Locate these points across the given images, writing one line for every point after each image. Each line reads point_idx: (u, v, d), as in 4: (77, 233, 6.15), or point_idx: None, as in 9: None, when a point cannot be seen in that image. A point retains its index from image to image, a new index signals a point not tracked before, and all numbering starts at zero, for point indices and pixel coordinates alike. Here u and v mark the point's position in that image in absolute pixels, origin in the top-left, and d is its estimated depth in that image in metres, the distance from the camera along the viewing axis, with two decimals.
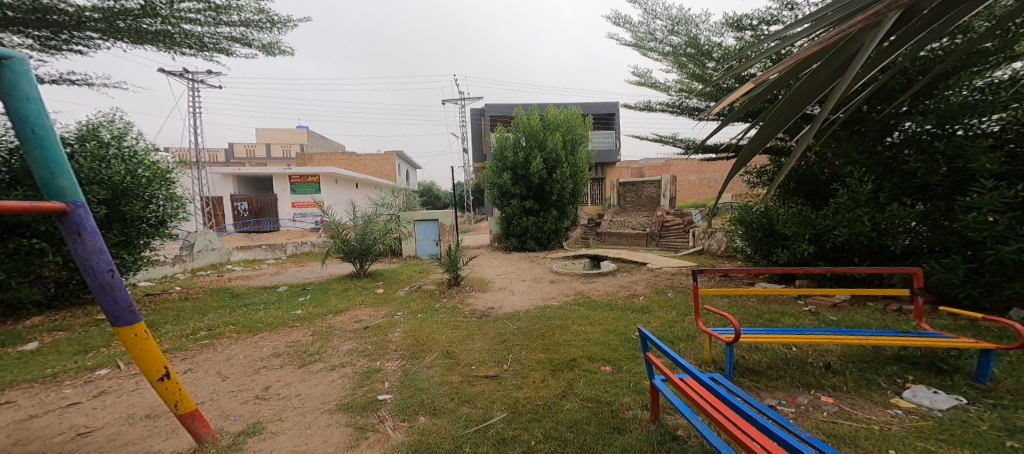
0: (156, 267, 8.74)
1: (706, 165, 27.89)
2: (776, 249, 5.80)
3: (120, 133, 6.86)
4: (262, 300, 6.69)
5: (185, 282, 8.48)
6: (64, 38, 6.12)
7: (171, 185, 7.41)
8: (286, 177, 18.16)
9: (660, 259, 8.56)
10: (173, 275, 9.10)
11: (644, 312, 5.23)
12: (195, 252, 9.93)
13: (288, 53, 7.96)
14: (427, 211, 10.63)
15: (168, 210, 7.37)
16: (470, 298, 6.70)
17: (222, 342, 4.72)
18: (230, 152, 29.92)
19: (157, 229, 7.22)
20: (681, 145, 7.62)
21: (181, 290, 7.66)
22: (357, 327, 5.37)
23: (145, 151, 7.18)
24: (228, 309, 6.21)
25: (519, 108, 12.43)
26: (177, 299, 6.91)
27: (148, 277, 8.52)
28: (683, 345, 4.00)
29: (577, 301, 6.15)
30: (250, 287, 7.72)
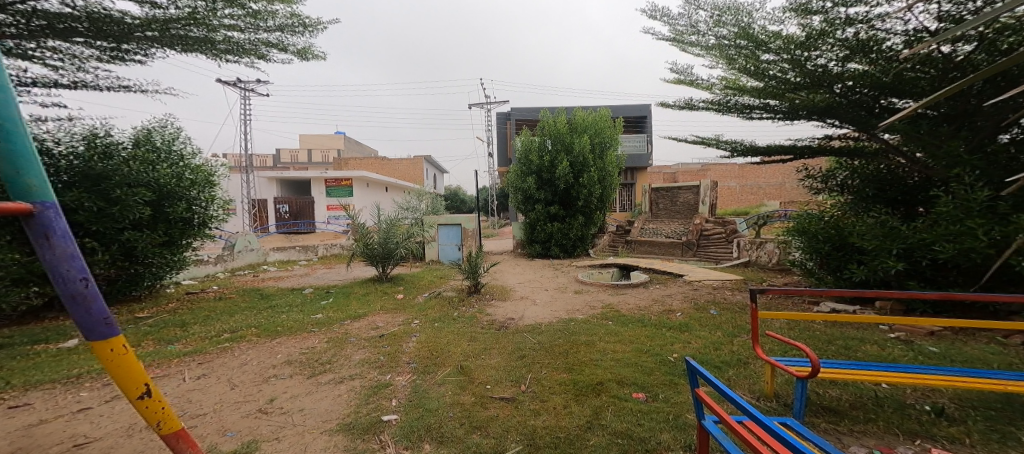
0: (198, 266, 9.01)
1: (747, 169, 26.29)
2: (847, 268, 5.14)
3: (175, 136, 7.09)
4: (287, 302, 6.67)
5: (224, 281, 8.69)
6: (127, 49, 6.45)
7: (213, 187, 7.58)
8: (322, 181, 18.64)
9: (698, 271, 7.90)
10: (215, 274, 9.35)
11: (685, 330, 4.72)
12: (236, 252, 10.19)
13: (324, 57, 8.03)
14: (451, 215, 10.47)
15: (210, 212, 7.53)
16: (489, 308, 6.37)
17: (240, 346, 4.63)
18: (273, 157, 31.35)
19: (199, 230, 7.38)
20: (727, 147, 6.98)
21: (217, 289, 7.82)
22: (373, 335, 5.18)
23: (191, 156, 7.32)
24: (254, 310, 6.20)
25: (545, 110, 12.10)
26: (211, 299, 7.03)
27: (190, 276, 8.80)
28: (734, 373, 3.50)
29: (605, 315, 5.68)
30: (278, 288, 7.78)
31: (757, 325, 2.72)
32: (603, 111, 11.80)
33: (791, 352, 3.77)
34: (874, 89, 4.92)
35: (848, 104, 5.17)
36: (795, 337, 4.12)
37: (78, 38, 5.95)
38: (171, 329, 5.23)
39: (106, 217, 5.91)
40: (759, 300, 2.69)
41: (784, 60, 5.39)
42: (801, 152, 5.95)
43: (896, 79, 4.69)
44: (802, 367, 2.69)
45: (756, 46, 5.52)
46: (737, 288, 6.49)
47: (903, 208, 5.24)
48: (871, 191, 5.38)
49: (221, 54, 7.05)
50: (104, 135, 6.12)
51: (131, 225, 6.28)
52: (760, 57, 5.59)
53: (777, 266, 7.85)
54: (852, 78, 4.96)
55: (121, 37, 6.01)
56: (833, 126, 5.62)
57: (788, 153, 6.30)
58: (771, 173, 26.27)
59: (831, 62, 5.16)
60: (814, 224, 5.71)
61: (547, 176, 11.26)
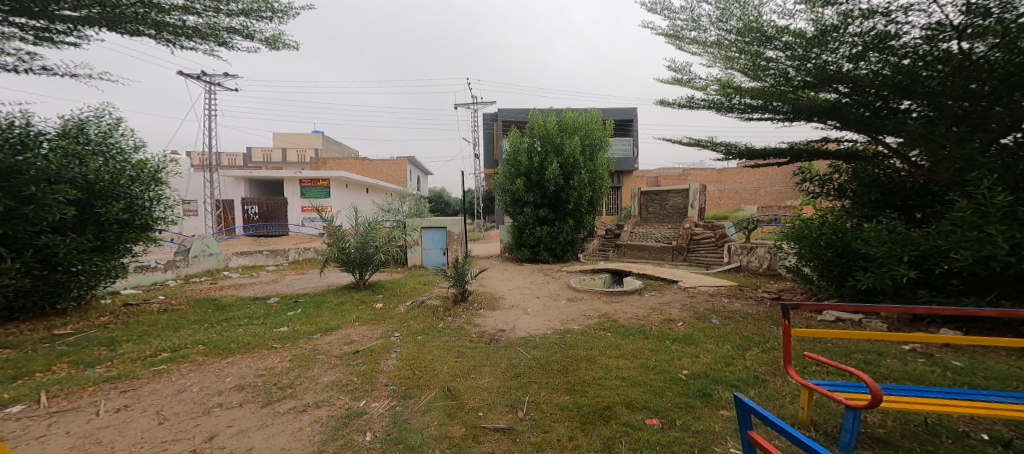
0: (144, 273, 8.15)
1: (727, 174, 26.82)
2: (852, 276, 4.92)
3: (114, 127, 6.36)
4: (246, 314, 6.00)
5: (173, 290, 7.84)
6: (61, 29, 5.70)
7: (160, 185, 6.83)
8: (296, 180, 17.69)
9: (693, 277, 7.64)
10: (164, 282, 8.49)
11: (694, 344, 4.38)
12: (190, 258, 9.32)
13: (295, 47, 7.37)
14: (436, 218, 9.89)
15: (154, 213, 6.75)
16: (477, 318, 5.87)
17: (181, 369, 4.01)
18: (246, 156, 29.82)
19: (143, 233, 6.60)
20: (720, 149, 6.77)
21: (164, 299, 7.03)
22: (346, 351, 4.62)
23: (134, 149, 6.59)
24: (207, 324, 5.50)
25: (534, 111, 11.72)
26: (156, 311, 6.24)
27: (134, 284, 7.93)
28: (755, 393, 3.16)
29: (602, 325, 5.29)
30: (240, 298, 7.05)
31: (790, 345, 2.29)
32: (592, 112, 11.49)
33: (811, 369, 3.43)
34: (883, 88, 4.72)
35: (854, 104, 5.05)
36: (815, 352, 3.80)
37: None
38: (96, 349, 4.55)
39: (16, 219, 5.02)
40: (792, 315, 2.26)
41: (791, 55, 5.18)
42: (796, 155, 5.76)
43: (908, 78, 4.57)
44: (856, 393, 2.27)
45: (762, 39, 5.29)
46: (735, 295, 6.22)
47: (910, 214, 5.02)
48: (870, 199, 5.14)
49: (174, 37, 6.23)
50: (23, 124, 5.33)
51: (51, 228, 5.45)
52: (764, 52, 5.37)
53: (767, 271, 7.68)
54: (861, 78, 4.79)
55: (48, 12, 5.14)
56: (833, 127, 5.43)
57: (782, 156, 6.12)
58: (752, 177, 26.77)
59: (841, 60, 4.94)
60: (815, 229, 5.48)
61: (536, 178, 10.86)
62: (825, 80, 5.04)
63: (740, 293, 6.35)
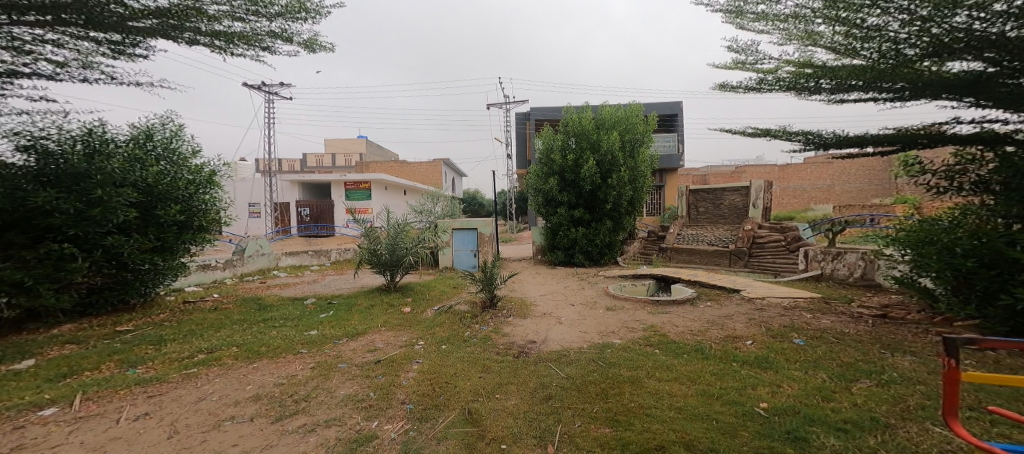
0: (206, 272, 8.46)
1: (790, 171, 24.73)
2: (1005, 292, 4.26)
3: (177, 134, 6.50)
4: (283, 315, 5.91)
5: (228, 288, 8.05)
6: (130, 42, 5.56)
7: (215, 187, 6.94)
8: (342, 184, 18.20)
9: (758, 286, 6.70)
10: (222, 280, 8.76)
11: (769, 371, 3.65)
12: (245, 257, 9.57)
13: (331, 50, 7.22)
14: (468, 219, 9.60)
15: (210, 214, 6.83)
16: (507, 327, 5.43)
17: (209, 373, 3.86)
18: (301, 161, 31.32)
19: (200, 233, 6.68)
20: (794, 138, 6.00)
21: (218, 297, 7.17)
22: (368, 359, 4.34)
23: (191, 154, 6.68)
24: (246, 324, 5.45)
25: (570, 107, 11.17)
26: (207, 308, 6.32)
27: (196, 282, 8.21)
28: (878, 443, 2.54)
29: (648, 340, 4.64)
30: (280, 297, 7.05)
31: (958, 392, 1.83)
32: (633, 106, 10.73)
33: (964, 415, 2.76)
34: None
35: (991, 79, 4.23)
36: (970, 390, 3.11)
37: (75, 32, 5.17)
38: (144, 347, 4.52)
39: (86, 221, 5.11)
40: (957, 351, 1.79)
41: (909, 19, 4.47)
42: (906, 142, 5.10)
43: None
44: None
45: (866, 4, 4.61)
46: (816, 311, 5.27)
47: None
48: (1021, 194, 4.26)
49: (228, 45, 6.12)
50: (99, 132, 5.51)
51: (117, 229, 5.52)
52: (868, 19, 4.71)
53: (861, 281, 6.64)
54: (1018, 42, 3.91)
55: (116, 28, 5.07)
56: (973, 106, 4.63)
57: (884, 143, 5.33)
58: (820, 174, 24.39)
59: (983, 21, 4.08)
60: (948, 235, 4.87)
61: (571, 176, 10.22)
62: (965, 47, 4.21)
63: (825, 307, 5.40)
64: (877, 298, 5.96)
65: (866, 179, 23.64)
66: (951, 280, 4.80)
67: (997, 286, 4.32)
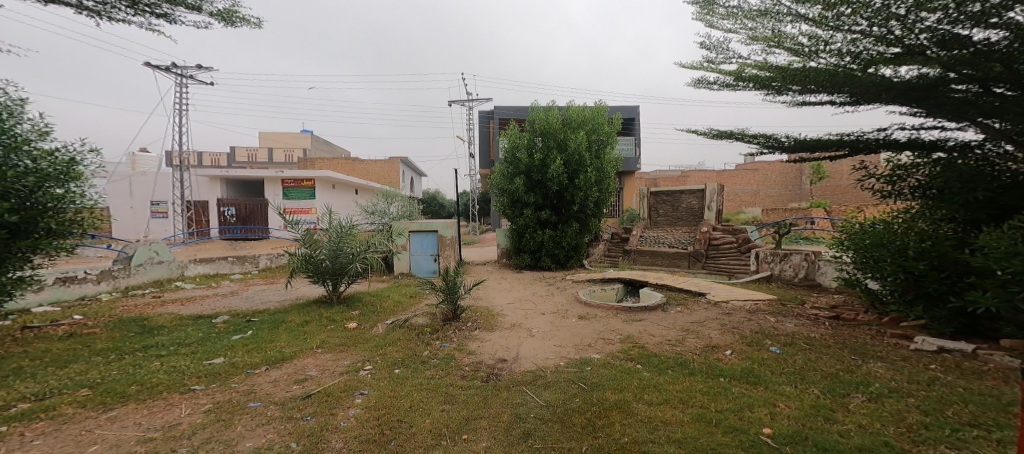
0: (67, 286, 7.06)
1: (725, 176, 26.16)
2: (956, 296, 4.22)
3: (16, 111, 5.31)
4: (174, 340, 5.01)
5: (102, 306, 6.73)
6: None
7: (72, 182, 5.65)
8: (278, 180, 16.42)
9: (722, 289, 6.60)
10: (97, 296, 7.38)
11: (759, 387, 3.28)
12: (133, 267, 8.15)
13: (256, 26, 6.23)
14: (426, 220, 8.81)
15: (66, 213, 5.58)
16: (472, 343, 4.81)
17: (26, 432, 2.97)
18: (232, 156, 28.17)
19: (48, 238, 5.37)
20: (752, 140, 5.88)
21: (79, 320, 5.91)
22: (295, 395, 3.61)
23: (35, 135, 5.42)
24: (114, 355, 4.55)
25: (536, 105, 10.74)
26: (60, 336, 5.21)
27: (54, 299, 6.86)
28: None
29: (629, 355, 4.24)
30: (175, 317, 5.99)
31: None
32: (598, 106, 10.52)
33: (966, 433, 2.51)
34: None
35: (943, 85, 4.13)
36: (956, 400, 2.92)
37: None
38: None
39: None
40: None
41: (879, 17, 4.28)
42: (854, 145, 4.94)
43: None
44: None
45: None
46: (785, 314, 5.18)
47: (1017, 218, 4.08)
48: (966, 199, 4.24)
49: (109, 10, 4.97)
50: None
51: None
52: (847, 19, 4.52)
53: (805, 281, 6.72)
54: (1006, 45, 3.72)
55: None
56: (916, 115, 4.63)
57: (832, 149, 5.26)
58: (749, 178, 25.98)
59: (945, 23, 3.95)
60: (897, 237, 4.80)
61: (538, 176, 9.81)
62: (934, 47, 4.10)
63: (785, 310, 5.33)
64: (837, 299, 6.01)
65: (792, 183, 25.78)
66: (902, 283, 4.71)
67: (949, 288, 4.28)
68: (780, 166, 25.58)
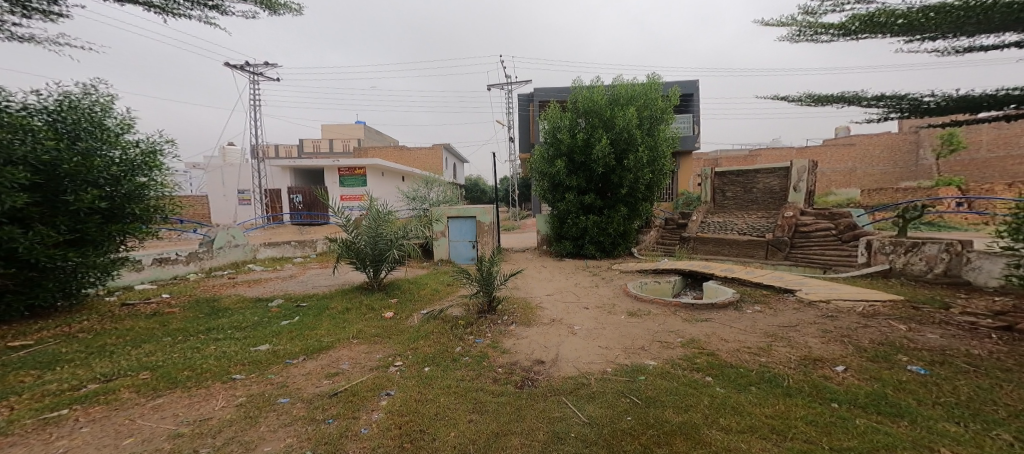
0: (162, 267, 7.18)
1: (807, 153, 23.24)
2: None
3: (107, 105, 5.15)
4: (235, 323, 4.82)
5: (187, 285, 6.75)
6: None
7: (155, 170, 5.51)
8: (335, 170, 17.03)
9: (814, 286, 5.49)
10: (186, 277, 7.48)
11: (900, 420, 2.36)
12: (215, 249, 8.21)
13: (298, 10, 6.00)
14: (465, 205, 8.45)
15: (154, 200, 5.48)
16: (506, 341, 4.41)
17: (80, 417, 2.83)
18: (301, 147, 29.79)
19: (135, 224, 5.28)
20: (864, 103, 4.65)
21: (165, 298, 5.88)
22: (322, 391, 3.31)
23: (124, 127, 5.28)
24: (181, 337, 4.41)
25: (578, 82, 9.85)
26: (145, 314, 5.17)
27: (152, 279, 7.01)
28: None
29: (696, 363, 3.48)
30: (240, 298, 5.85)
31: None
32: (651, 79, 9.40)
33: None
34: None
35: None
36: None
37: None
38: (23, 374, 3.44)
39: None
40: None
41: None
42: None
43: None
44: None
45: None
46: (911, 321, 4.09)
47: None
48: None
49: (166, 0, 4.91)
50: None
51: (6, 219, 4.17)
52: None
53: (943, 278, 5.47)
54: None
55: None
56: None
57: (1006, 106, 3.98)
58: (842, 155, 23.02)
59: None
60: None
61: (580, 158, 9.00)
62: None
63: (918, 316, 4.24)
64: (978, 301, 4.69)
65: (890, 160, 22.27)
66: None
67: None
68: (880, 139, 22.25)
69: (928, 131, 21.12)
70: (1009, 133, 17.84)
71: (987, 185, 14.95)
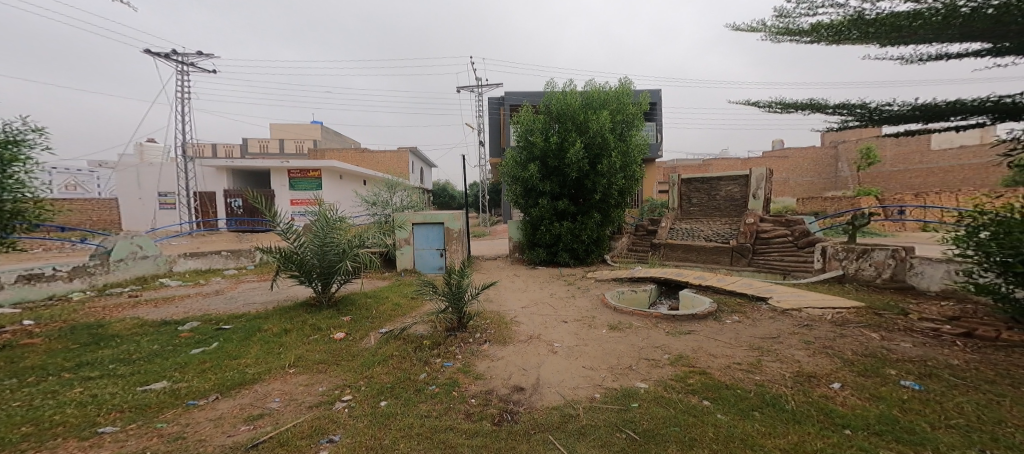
0: (33, 285, 6.01)
1: (750, 163, 24.77)
2: None
3: None
4: (119, 355, 4.02)
5: (66, 307, 5.64)
6: None
7: (12, 166, 4.53)
8: (284, 172, 15.57)
9: (785, 292, 5.50)
10: (69, 295, 6.35)
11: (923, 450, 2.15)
12: (112, 263, 7.03)
13: None
14: (432, 211, 7.84)
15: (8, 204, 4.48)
16: (478, 364, 3.91)
17: None
18: (242, 146, 27.39)
19: None
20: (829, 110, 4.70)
21: (28, 326, 4.81)
22: (236, 444, 2.64)
23: None
24: (34, 377, 3.55)
25: (549, 85, 9.56)
26: None
27: (17, 300, 5.85)
28: None
29: (693, 386, 3.18)
30: (138, 323, 4.93)
31: None
32: (622, 84, 9.32)
33: None
34: None
35: None
36: None
37: None
38: None
39: None
40: None
41: None
42: (1001, 110, 3.80)
43: None
44: None
45: None
46: (882, 328, 4.07)
47: None
48: None
49: None
50: None
51: None
52: None
53: (891, 283, 5.62)
54: None
55: None
56: None
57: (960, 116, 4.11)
58: (779, 166, 24.75)
59: None
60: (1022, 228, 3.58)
61: (554, 162, 8.72)
62: None
63: (886, 322, 4.26)
64: (930, 306, 4.84)
65: (817, 172, 24.26)
66: None
67: None
68: (810, 152, 24.18)
69: (844, 145, 23.33)
70: (907, 149, 20.07)
71: (897, 195, 16.44)
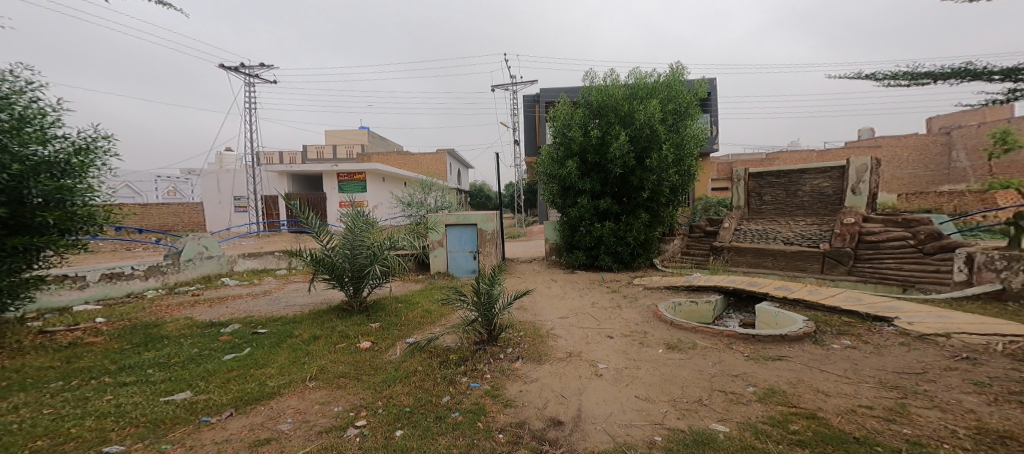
0: (113, 284, 6.28)
1: (830, 156, 21.75)
2: None
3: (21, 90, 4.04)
4: (163, 359, 3.81)
5: (138, 305, 5.79)
6: None
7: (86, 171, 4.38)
8: (335, 175, 16.13)
9: (907, 310, 4.25)
10: (144, 293, 6.62)
11: None
12: (181, 263, 7.28)
13: None
14: (464, 212, 7.41)
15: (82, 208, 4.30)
16: (511, 386, 3.28)
17: None
18: (305, 154, 29.19)
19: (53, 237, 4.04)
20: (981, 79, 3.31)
21: (96, 324, 4.87)
22: None
23: (43, 116, 4.13)
24: (80, 380, 3.39)
25: (589, 75, 8.73)
26: (59, 345, 4.16)
27: (100, 297, 6.13)
28: None
29: (799, 436, 2.29)
30: (185, 324, 4.84)
31: None
32: (673, 69, 8.24)
33: None
34: None
35: None
36: None
37: None
38: None
39: None
40: None
41: None
42: None
43: None
44: None
45: None
46: None
47: None
48: None
49: None
50: None
51: None
52: None
53: None
54: None
55: None
56: None
57: None
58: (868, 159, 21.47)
59: None
60: None
61: (594, 158, 7.88)
62: None
63: None
64: None
65: (920, 163, 20.65)
66: None
67: None
68: (910, 141, 20.68)
69: (959, 131, 19.80)
70: None
71: None
